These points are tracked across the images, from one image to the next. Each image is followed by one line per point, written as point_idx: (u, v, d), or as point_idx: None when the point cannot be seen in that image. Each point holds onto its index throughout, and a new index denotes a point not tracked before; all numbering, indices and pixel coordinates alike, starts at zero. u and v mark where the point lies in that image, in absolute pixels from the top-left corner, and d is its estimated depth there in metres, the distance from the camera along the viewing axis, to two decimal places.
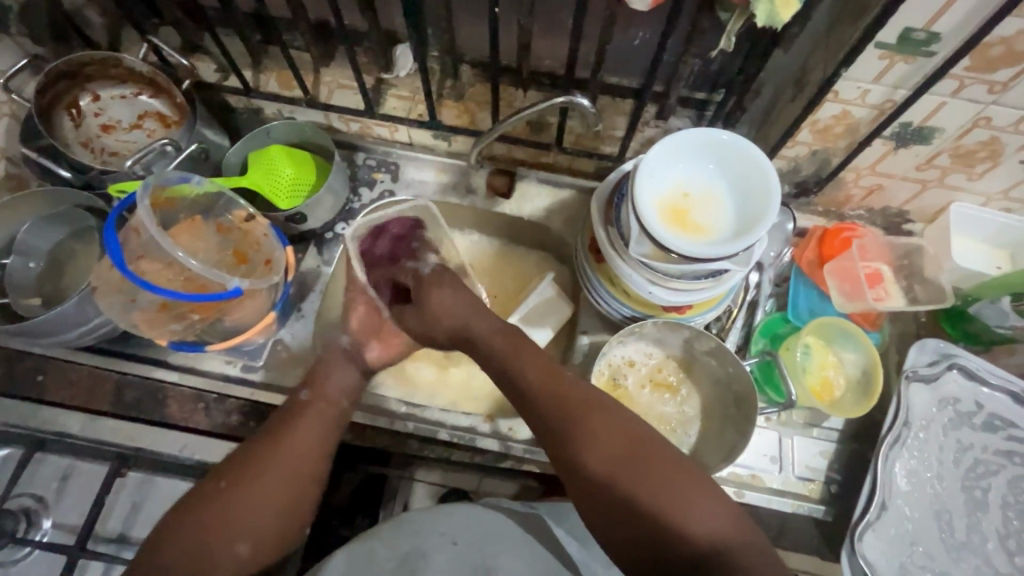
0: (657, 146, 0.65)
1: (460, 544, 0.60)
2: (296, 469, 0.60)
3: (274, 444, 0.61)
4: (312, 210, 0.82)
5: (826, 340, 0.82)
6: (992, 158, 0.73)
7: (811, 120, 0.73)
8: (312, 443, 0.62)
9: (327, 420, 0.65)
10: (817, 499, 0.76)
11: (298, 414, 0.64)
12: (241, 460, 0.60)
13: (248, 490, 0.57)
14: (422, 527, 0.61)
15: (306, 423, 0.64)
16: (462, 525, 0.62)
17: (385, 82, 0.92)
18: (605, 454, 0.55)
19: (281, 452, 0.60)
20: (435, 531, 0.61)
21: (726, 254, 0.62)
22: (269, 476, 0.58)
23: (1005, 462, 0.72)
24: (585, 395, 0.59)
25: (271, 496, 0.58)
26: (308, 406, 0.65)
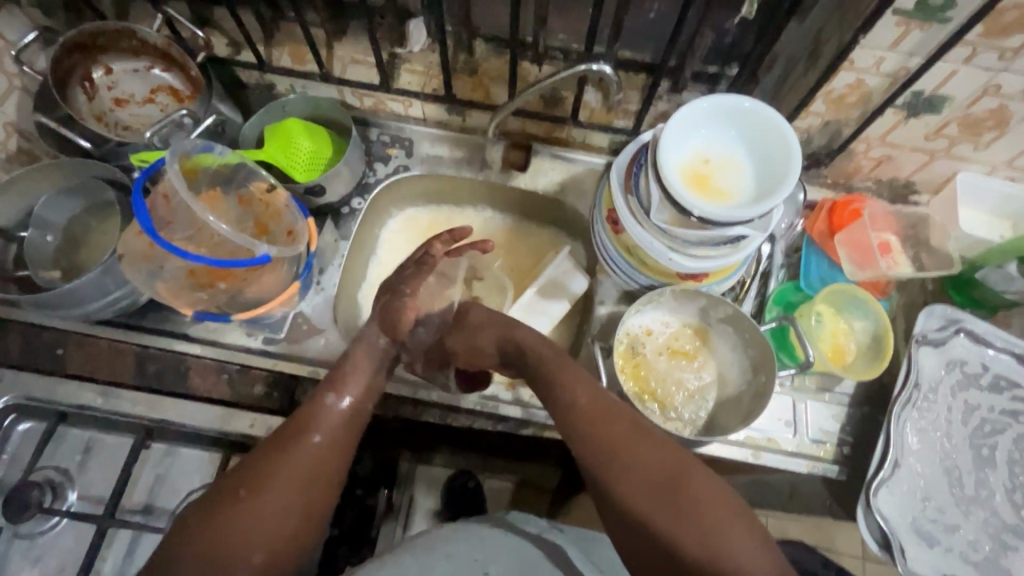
0: (679, 113, 0.66)
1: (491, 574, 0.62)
2: (313, 475, 0.59)
3: (294, 451, 0.59)
4: (331, 183, 0.82)
5: (838, 308, 0.84)
6: (999, 127, 0.75)
7: (825, 89, 0.74)
8: (331, 450, 0.61)
9: (347, 425, 0.64)
10: (831, 460, 0.78)
11: (317, 418, 0.63)
12: (259, 467, 0.58)
13: (265, 493, 0.56)
14: (454, 552, 0.64)
15: (324, 429, 0.62)
16: (493, 555, 0.65)
17: (398, 57, 0.91)
18: (648, 490, 0.56)
19: (300, 460, 0.59)
20: (468, 557, 0.64)
21: (748, 217, 0.63)
22: (288, 484, 0.57)
23: (1011, 421, 0.75)
24: (627, 429, 0.60)
25: (289, 504, 0.56)
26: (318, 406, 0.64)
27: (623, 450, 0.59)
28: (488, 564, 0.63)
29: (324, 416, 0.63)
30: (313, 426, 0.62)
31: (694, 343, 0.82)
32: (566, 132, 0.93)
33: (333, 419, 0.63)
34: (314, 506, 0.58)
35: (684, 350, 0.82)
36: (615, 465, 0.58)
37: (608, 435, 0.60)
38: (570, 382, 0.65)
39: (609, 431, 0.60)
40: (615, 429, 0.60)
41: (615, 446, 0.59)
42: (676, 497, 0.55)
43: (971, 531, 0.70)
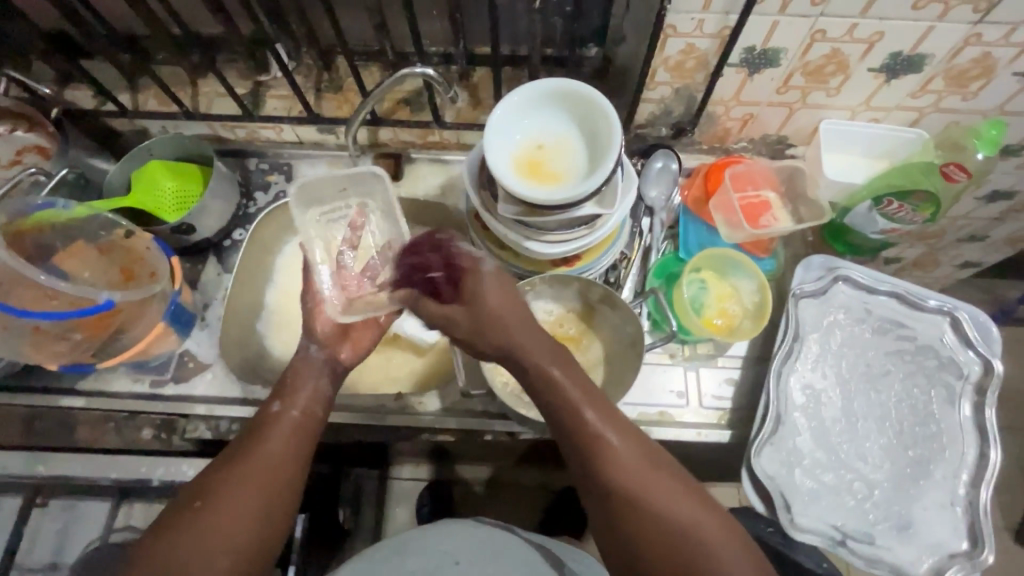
0: (498, 109, 0.66)
1: (462, 562, 0.70)
2: (268, 481, 0.55)
3: (237, 464, 0.56)
4: (200, 219, 0.83)
5: (720, 271, 0.84)
6: (842, 71, 0.74)
7: (662, 58, 0.74)
8: (287, 456, 0.58)
9: (295, 427, 0.60)
10: (725, 425, 0.78)
11: (271, 427, 0.59)
12: (215, 479, 0.55)
13: (227, 505, 0.53)
14: (427, 549, 0.73)
15: (273, 435, 0.58)
16: (462, 546, 0.73)
17: (263, 84, 0.92)
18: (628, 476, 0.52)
19: (249, 463, 0.55)
20: (439, 551, 0.72)
21: (580, 197, 0.64)
22: (249, 487, 0.54)
23: (897, 362, 0.75)
24: (604, 409, 0.55)
25: (244, 506, 0.53)
26: (283, 417, 0.61)
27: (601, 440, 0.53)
28: (456, 554, 0.71)
29: (268, 425, 0.60)
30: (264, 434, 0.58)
31: (579, 328, 0.82)
32: (438, 135, 0.93)
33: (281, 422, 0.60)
34: (269, 516, 0.54)
35: (569, 333, 0.82)
36: (597, 461, 0.53)
37: (598, 416, 0.54)
38: (539, 347, 0.58)
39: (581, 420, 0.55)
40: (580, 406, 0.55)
41: (585, 430, 0.54)
42: (638, 483, 0.51)
43: (867, 477, 0.69)
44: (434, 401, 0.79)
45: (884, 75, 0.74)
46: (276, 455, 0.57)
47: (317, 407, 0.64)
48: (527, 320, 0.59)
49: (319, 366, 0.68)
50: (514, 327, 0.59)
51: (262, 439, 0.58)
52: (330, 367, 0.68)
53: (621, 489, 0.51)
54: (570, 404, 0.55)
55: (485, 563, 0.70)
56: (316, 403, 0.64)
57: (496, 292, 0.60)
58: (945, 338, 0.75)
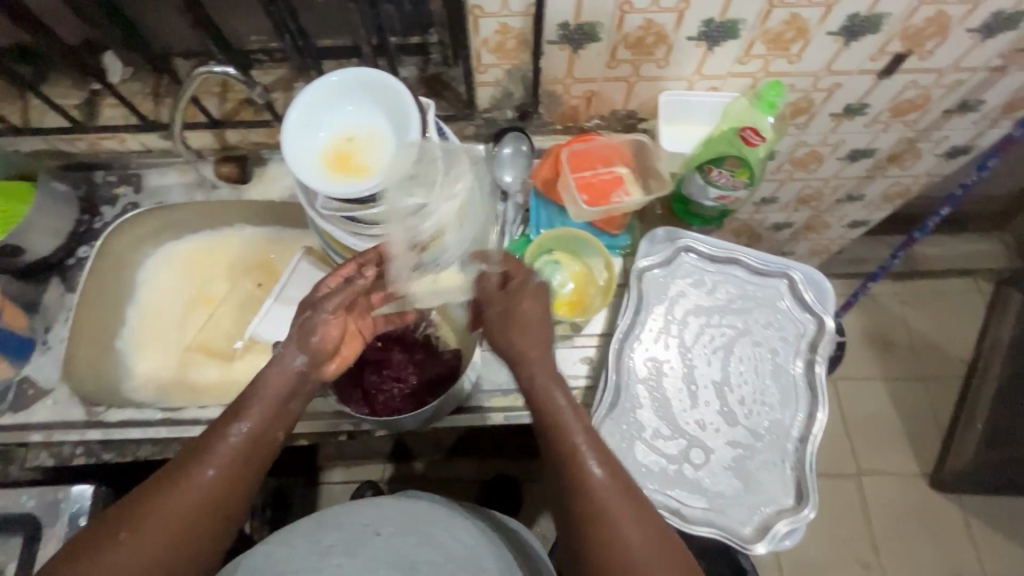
0: (293, 111, 0.64)
1: (383, 534, 0.67)
2: (204, 511, 0.51)
3: (169, 494, 0.50)
4: (29, 240, 0.79)
5: (573, 251, 0.83)
6: (663, 42, 0.74)
7: (481, 40, 0.73)
8: (216, 491, 0.52)
9: (247, 454, 0.54)
10: (579, 404, 0.78)
11: (209, 453, 0.53)
12: (146, 500, 0.50)
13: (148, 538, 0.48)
14: (346, 521, 0.68)
15: (212, 459, 0.52)
16: (384, 516, 0.69)
17: (98, 93, 0.89)
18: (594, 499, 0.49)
19: (197, 488, 0.51)
20: (359, 522, 0.68)
21: (390, 184, 0.64)
22: (164, 531, 0.49)
23: (739, 327, 0.76)
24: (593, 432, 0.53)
25: (176, 538, 0.50)
26: (222, 447, 0.53)
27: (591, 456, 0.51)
28: (379, 525, 0.68)
29: (215, 449, 0.53)
30: (204, 458, 0.52)
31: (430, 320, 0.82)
32: None
33: (225, 449, 0.53)
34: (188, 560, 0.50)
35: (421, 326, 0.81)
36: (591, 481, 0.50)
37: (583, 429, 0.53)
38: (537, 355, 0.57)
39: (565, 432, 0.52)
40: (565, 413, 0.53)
41: (562, 439, 0.52)
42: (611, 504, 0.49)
43: (711, 443, 0.70)
44: None
45: (705, 43, 0.74)
46: (218, 486, 0.52)
47: (268, 425, 0.56)
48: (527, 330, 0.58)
49: (294, 380, 0.59)
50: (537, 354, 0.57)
51: (196, 466, 0.52)
52: (307, 377, 0.61)
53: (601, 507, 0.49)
54: (556, 413, 0.53)
55: (409, 542, 0.67)
56: (277, 425, 0.57)
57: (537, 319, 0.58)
58: (784, 301, 0.76)
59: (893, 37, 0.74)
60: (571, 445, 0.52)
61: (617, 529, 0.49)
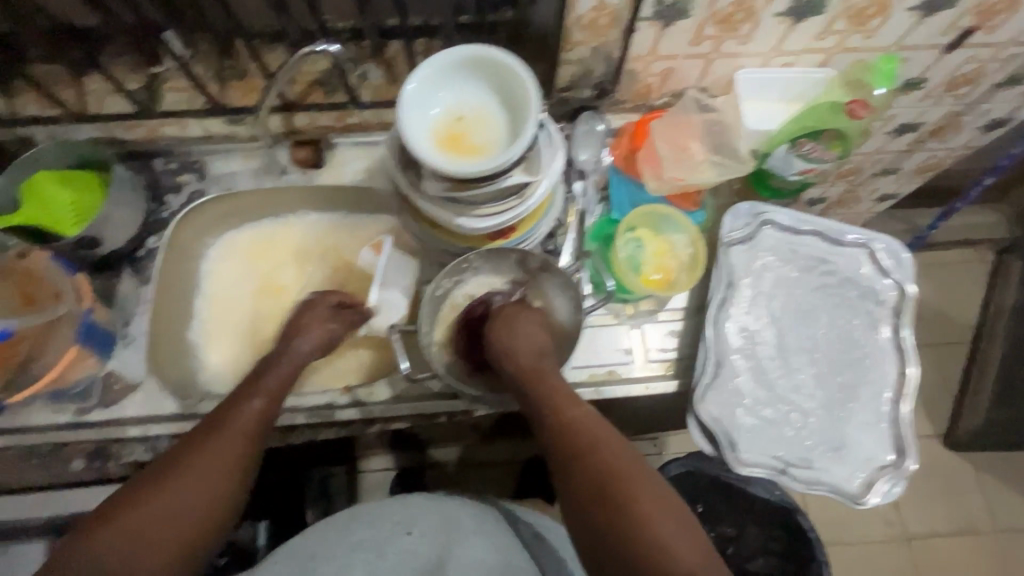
0: (410, 85, 0.63)
1: (411, 534, 0.76)
2: (223, 466, 0.60)
3: (198, 455, 0.59)
4: (105, 231, 0.77)
5: (654, 228, 0.85)
6: (750, 18, 0.75)
7: (574, 17, 0.73)
8: (230, 454, 0.61)
9: (249, 434, 0.63)
10: (671, 375, 0.80)
11: (226, 421, 0.63)
12: (179, 458, 0.59)
13: (169, 491, 0.56)
14: (380, 520, 0.78)
15: (232, 428, 0.62)
16: (416, 517, 0.78)
17: (158, 76, 0.83)
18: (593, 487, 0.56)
19: (222, 448, 0.61)
20: (393, 518, 0.78)
21: (504, 166, 0.62)
22: (188, 487, 0.57)
23: (823, 296, 0.79)
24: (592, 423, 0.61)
25: (209, 486, 0.58)
26: (231, 417, 0.63)
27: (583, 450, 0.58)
28: (410, 525, 0.77)
29: (230, 422, 0.63)
30: (216, 430, 0.61)
31: None
32: (357, 117, 0.89)
33: (236, 420, 0.63)
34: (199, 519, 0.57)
35: None
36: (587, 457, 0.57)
37: (579, 436, 0.59)
38: (527, 368, 0.68)
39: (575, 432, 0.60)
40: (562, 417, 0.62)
41: (570, 437, 0.60)
42: (609, 476, 0.56)
43: (804, 406, 0.73)
44: (384, 390, 0.76)
45: (790, 19, 0.76)
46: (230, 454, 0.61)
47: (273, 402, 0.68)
48: (522, 340, 0.71)
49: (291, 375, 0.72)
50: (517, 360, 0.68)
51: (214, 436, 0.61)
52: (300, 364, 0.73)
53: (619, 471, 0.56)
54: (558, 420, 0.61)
55: (438, 539, 0.76)
56: (272, 395, 0.68)
57: (524, 341, 0.70)
58: (864, 269, 0.79)
59: (967, 12, 0.77)
60: (581, 446, 0.59)
61: (641, 511, 0.54)
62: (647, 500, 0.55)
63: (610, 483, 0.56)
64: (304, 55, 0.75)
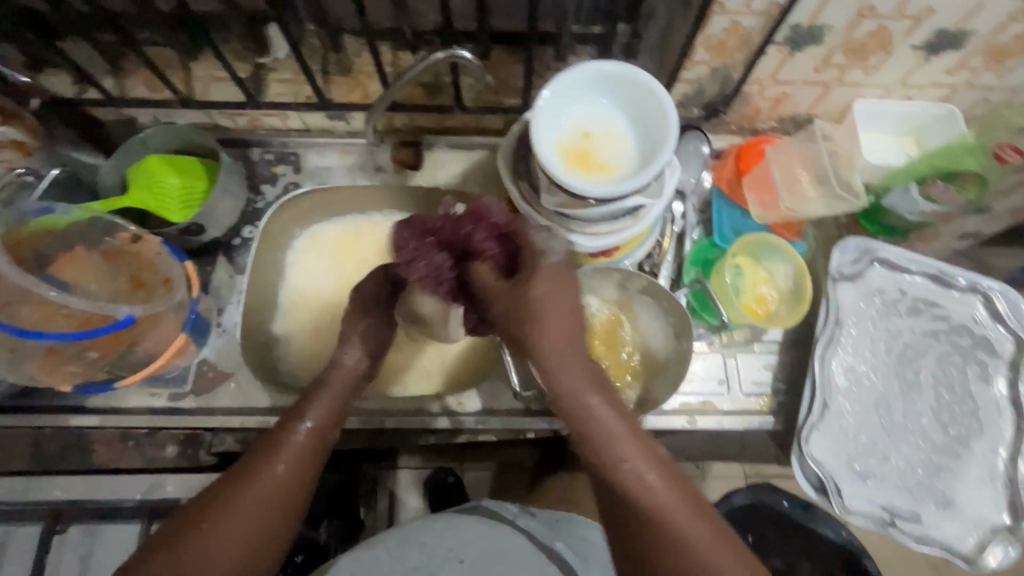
0: (544, 95, 0.62)
1: (465, 562, 0.65)
2: (274, 505, 0.52)
3: (252, 484, 0.51)
4: (209, 218, 0.77)
5: (754, 257, 0.82)
6: (884, 48, 0.72)
7: (703, 36, 0.70)
8: (288, 483, 0.53)
9: (308, 457, 0.56)
10: (767, 411, 0.78)
11: (279, 448, 0.55)
12: (220, 496, 0.51)
13: (219, 526, 0.49)
14: (428, 542, 0.67)
15: (282, 453, 0.54)
16: (466, 541, 0.67)
17: (264, 67, 0.83)
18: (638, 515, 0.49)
19: (269, 479, 0.52)
20: (443, 546, 0.66)
21: (634, 186, 0.61)
22: (240, 520, 0.49)
23: (933, 342, 0.75)
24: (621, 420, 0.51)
25: (254, 530, 0.50)
26: (286, 439, 0.56)
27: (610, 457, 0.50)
28: (462, 552, 0.65)
29: (285, 446, 0.55)
30: (272, 454, 0.54)
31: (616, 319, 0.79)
32: (456, 120, 0.87)
33: (294, 444, 0.56)
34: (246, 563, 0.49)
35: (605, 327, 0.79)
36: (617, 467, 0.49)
37: (607, 440, 0.50)
38: (560, 350, 0.53)
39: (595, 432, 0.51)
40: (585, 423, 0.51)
41: (597, 439, 0.50)
42: (643, 495, 0.48)
43: (910, 457, 0.71)
44: (474, 402, 0.78)
45: (924, 52, 0.73)
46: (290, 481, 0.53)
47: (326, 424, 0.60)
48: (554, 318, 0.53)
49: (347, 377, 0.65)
50: (552, 330, 0.53)
51: (269, 460, 0.53)
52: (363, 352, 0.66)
53: (655, 488, 0.48)
54: (582, 408, 0.51)
55: (494, 560, 0.65)
56: (329, 418, 0.60)
57: (560, 313, 0.53)
58: (977, 315, 0.75)
59: None
60: (608, 452, 0.50)
61: (685, 538, 0.47)
62: (695, 528, 0.47)
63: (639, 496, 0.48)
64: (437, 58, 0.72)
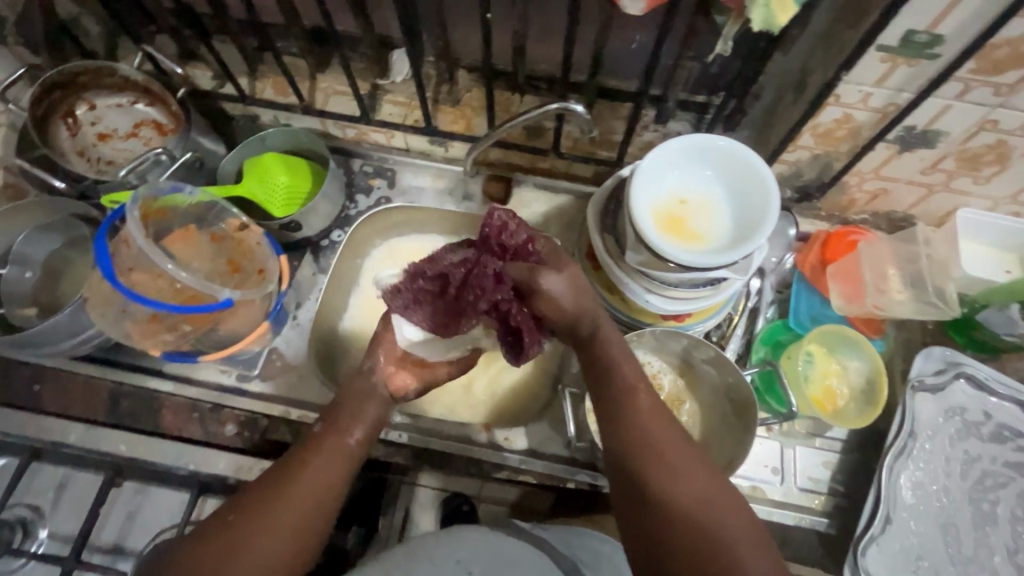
0: (650, 158, 0.64)
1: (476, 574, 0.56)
2: (317, 508, 0.55)
3: (298, 485, 0.55)
4: (307, 218, 0.82)
5: (829, 348, 0.79)
6: (999, 162, 0.70)
7: (812, 124, 0.71)
8: (327, 481, 0.57)
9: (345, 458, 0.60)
10: (820, 511, 0.75)
11: (319, 446, 0.59)
12: (257, 496, 0.55)
13: (264, 520, 0.53)
14: (436, 554, 0.58)
15: (324, 456, 0.58)
16: (477, 553, 0.58)
17: (380, 88, 0.89)
18: (692, 503, 0.49)
19: (308, 492, 0.55)
20: (451, 559, 0.57)
21: (724, 262, 0.61)
22: (291, 509, 0.54)
23: (1015, 475, 0.71)
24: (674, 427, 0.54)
25: (292, 529, 0.53)
26: (324, 441, 0.60)
27: (663, 454, 0.52)
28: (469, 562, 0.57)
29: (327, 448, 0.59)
30: (306, 458, 0.58)
31: (676, 386, 0.78)
32: (549, 162, 0.90)
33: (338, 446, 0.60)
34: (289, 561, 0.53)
35: (666, 392, 0.78)
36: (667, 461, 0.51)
37: (660, 436, 0.53)
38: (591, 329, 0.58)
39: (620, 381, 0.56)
40: (638, 401, 0.55)
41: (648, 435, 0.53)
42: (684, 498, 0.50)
43: None
44: (522, 441, 0.79)
45: None
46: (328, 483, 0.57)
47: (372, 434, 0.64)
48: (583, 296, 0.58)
49: (366, 370, 0.67)
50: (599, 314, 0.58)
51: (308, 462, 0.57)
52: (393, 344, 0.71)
53: (688, 497, 0.50)
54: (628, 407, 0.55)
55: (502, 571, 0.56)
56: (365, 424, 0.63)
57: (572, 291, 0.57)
58: None
59: None
60: (653, 446, 0.52)
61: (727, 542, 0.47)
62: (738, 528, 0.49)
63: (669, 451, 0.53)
64: (549, 105, 0.74)
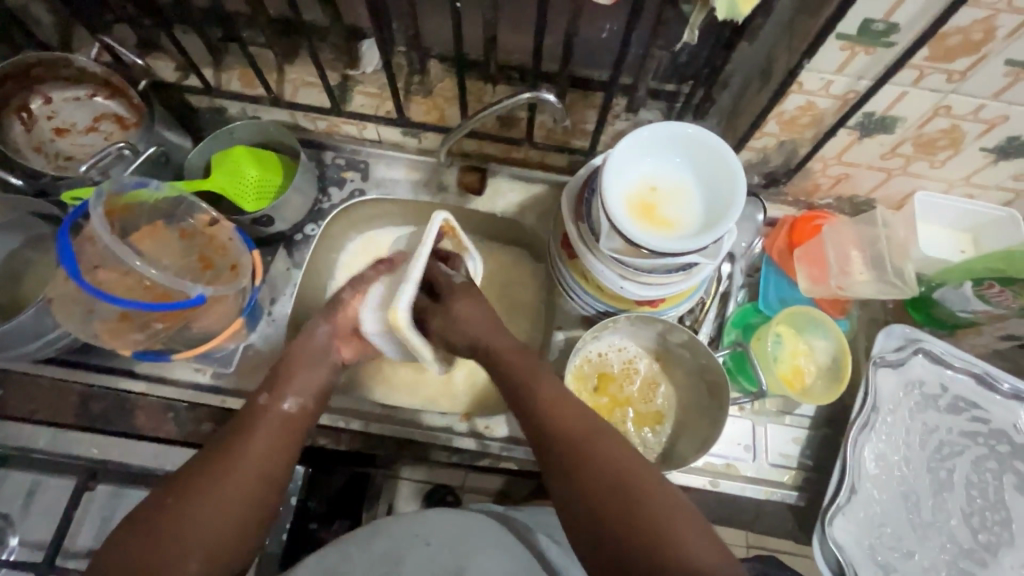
0: (620, 147, 0.65)
1: (435, 544, 0.58)
2: (255, 477, 0.55)
3: (235, 456, 0.55)
4: (280, 213, 0.81)
5: (797, 329, 0.82)
6: (952, 146, 0.73)
7: (777, 111, 0.73)
8: (268, 449, 0.57)
9: (287, 429, 0.60)
10: (791, 485, 0.78)
11: (256, 420, 0.59)
12: (190, 474, 0.54)
13: (200, 498, 0.52)
14: (395, 531, 0.60)
15: (261, 431, 0.58)
16: (437, 525, 0.60)
17: (351, 79, 0.87)
18: (634, 502, 0.50)
19: (246, 462, 0.55)
20: (408, 533, 0.59)
21: (694, 248, 0.62)
22: (230, 482, 0.54)
23: (969, 443, 0.75)
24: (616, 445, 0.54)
25: (234, 500, 0.53)
26: (265, 412, 0.60)
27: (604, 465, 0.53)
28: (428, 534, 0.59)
29: (263, 420, 0.59)
30: (250, 429, 0.58)
31: (652, 369, 0.80)
32: (523, 153, 0.91)
33: (268, 420, 0.60)
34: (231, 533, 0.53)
35: (642, 374, 0.80)
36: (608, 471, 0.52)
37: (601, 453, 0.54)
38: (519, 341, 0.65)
39: (575, 419, 0.57)
40: (577, 427, 0.56)
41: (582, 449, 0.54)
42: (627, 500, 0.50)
43: (922, 555, 0.71)
44: (503, 428, 0.79)
45: (994, 156, 0.73)
46: (269, 449, 0.57)
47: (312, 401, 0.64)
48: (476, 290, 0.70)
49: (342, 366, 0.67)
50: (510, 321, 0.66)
51: (245, 437, 0.57)
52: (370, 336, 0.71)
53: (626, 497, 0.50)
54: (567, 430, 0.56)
55: (461, 546, 0.58)
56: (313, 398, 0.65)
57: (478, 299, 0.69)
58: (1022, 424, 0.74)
59: None
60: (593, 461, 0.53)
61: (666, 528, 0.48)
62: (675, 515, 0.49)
63: (631, 486, 0.51)
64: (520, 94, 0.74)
